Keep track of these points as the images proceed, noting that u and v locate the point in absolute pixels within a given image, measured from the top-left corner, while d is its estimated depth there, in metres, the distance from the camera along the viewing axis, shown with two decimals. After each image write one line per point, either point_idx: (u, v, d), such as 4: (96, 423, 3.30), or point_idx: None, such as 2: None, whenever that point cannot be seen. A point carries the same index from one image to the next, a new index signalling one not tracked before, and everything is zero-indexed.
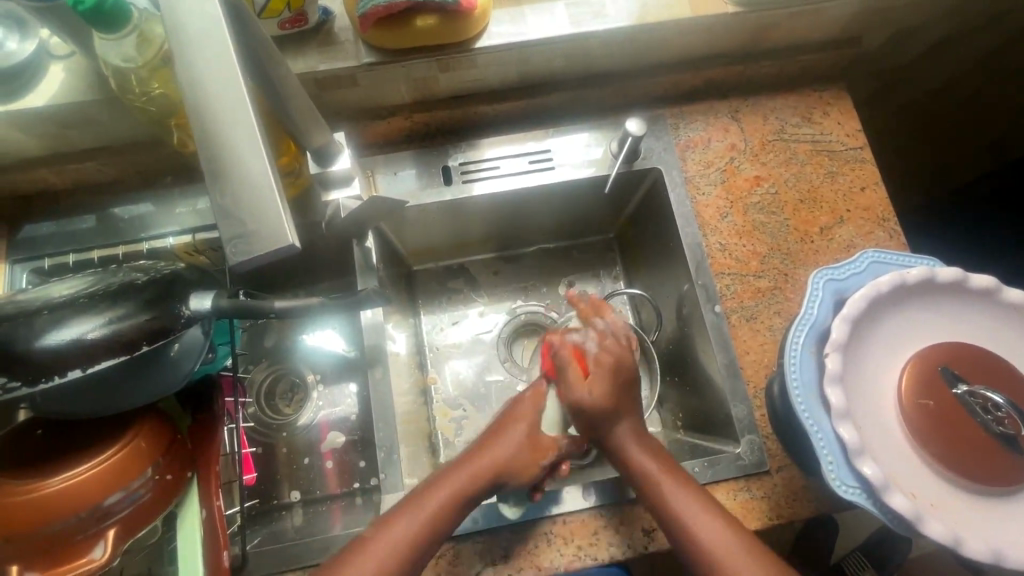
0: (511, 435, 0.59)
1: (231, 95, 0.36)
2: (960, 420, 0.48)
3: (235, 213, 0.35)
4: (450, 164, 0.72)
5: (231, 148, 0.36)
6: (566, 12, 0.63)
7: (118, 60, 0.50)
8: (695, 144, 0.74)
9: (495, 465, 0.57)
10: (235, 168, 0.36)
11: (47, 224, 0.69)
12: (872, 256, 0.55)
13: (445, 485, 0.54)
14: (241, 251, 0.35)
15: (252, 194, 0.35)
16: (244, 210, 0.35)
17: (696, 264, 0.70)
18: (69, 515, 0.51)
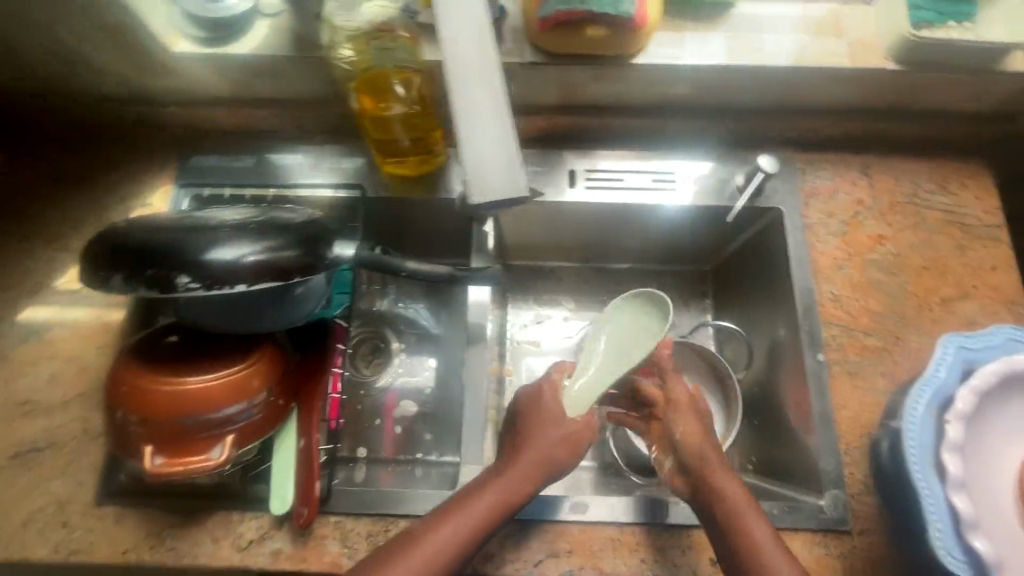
0: (548, 427, 0.60)
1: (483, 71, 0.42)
2: None
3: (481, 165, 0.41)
4: (576, 168, 0.75)
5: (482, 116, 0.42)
6: (725, 43, 0.65)
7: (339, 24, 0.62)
8: (822, 191, 0.74)
9: (538, 461, 0.58)
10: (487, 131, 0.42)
11: (211, 156, 0.76)
12: (1012, 332, 0.53)
13: (494, 485, 0.56)
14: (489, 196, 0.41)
15: (500, 154, 0.41)
16: (493, 164, 0.41)
17: (805, 308, 0.69)
18: (200, 413, 0.56)
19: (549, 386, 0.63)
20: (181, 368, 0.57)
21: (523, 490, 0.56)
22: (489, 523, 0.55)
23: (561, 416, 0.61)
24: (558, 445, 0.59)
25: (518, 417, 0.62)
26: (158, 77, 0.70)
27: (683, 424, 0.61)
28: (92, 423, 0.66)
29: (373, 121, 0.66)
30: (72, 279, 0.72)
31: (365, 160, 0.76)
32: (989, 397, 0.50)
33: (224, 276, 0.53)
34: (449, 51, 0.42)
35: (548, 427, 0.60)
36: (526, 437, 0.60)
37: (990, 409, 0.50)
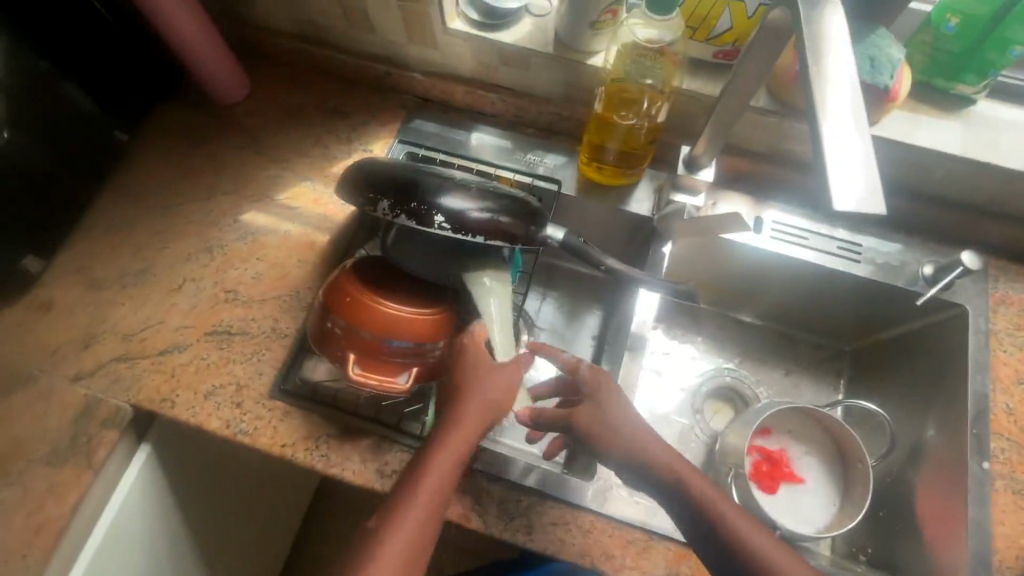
0: (478, 383, 0.59)
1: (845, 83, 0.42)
2: None
3: (843, 164, 0.39)
4: (763, 217, 0.77)
5: (845, 123, 0.41)
6: (961, 135, 0.67)
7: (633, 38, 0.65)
8: (1011, 301, 0.73)
9: (481, 419, 0.57)
10: (850, 137, 0.40)
11: (432, 124, 0.84)
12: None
13: (441, 444, 0.55)
14: (847, 199, 0.38)
15: (859, 163, 0.39)
16: (856, 166, 0.39)
17: (976, 411, 0.68)
18: (402, 341, 0.62)
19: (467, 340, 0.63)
20: (392, 296, 0.63)
21: (469, 438, 0.56)
22: (454, 471, 0.55)
23: (490, 369, 0.60)
24: (491, 396, 0.59)
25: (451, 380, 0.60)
26: (423, 46, 0.79)
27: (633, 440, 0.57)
28: (282, 324, 0.73)
29: (601, 124, 0.73)
30: (292, 196, 0.80)
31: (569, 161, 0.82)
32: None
33: (451, 221, 0.59)
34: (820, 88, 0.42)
35: (471, 382, 0.59)
36: (459, 399, 0.58)
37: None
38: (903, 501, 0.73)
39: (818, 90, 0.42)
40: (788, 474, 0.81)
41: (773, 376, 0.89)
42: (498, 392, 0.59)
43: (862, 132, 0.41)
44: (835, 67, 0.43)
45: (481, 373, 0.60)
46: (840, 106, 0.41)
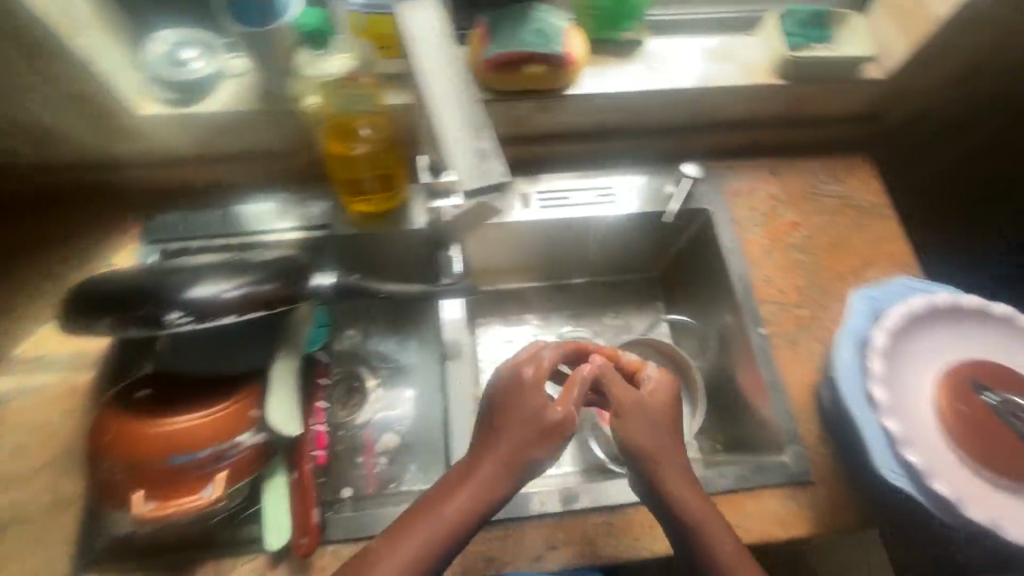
0: (518, 424, 0.53)
1: (453, 77, 0.54)
2: (992, 424, 0.55)
3: (468, 150, 0.53)
4: (527, 192, 0.82)
5: (461, 112, 0.54)
6: (642, 73, 0.76)
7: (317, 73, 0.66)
8: (740, 191, 0.84)
9: (512, 452, 0.52)
10: (467, 123, 0.54)
11: (176, 214, 0.78)
12: (906, 282, 0.64)
13: (448, 503, 0.51)
14: (481, 177, 0.52)
15: (481, 144, 0.54)
16: (479, 150, 0.53)
17: (742, 291, 0.79)
18: (192, 450, 0.57)
19: (534, 368, 0.57)
20: (173, 409, 0.60)
21: (493, 492, 0.52)
22: (463, 530, 0.51)
23: (531, 418, 0.54)
24: (529, 435, 0.53)
25: (492, 408, 0.56)
26: (125, 141, 0.72)
27: (686, 474, 0.56)
28: (64, 490, 0.63)
29: (339, 161, 0.72)
30: (34, 347, 0.70)
31: (333, 202, 0.80)
32: (900, 330, 0.60)
33: (207, 311, 0.56)
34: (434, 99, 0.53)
35: (513, 421, 0.54)
36: (500, 427, 0.54)
37: (908, 345, 0.59)
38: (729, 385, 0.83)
39: (436, 90, 0.54)
40: None
41: (603, 321, 1.00)
42: (540, 435, 0.53)
43: (477, 117, 0.55)
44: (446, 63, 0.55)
45: (526, 415, 0.54)
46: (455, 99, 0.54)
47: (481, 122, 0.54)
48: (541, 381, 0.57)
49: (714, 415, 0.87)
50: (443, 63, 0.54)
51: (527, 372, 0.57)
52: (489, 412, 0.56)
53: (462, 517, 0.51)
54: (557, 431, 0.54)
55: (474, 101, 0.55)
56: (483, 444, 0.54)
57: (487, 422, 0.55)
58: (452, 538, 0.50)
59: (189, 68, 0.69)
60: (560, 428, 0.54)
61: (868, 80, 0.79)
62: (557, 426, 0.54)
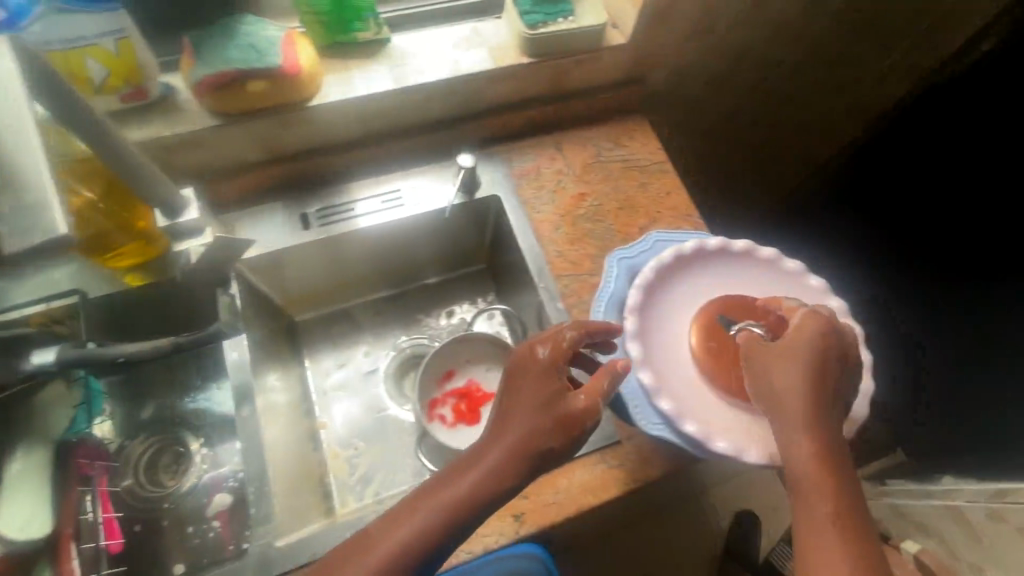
0: (533, 406, 0.50)
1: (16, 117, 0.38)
2: (733, 355, 0.57)
3: (15, 214, 0.36)
4: (308, 212, 0.79)
5: (20, 166, 0.37)
6: (389, 72, 0.74)
7: None
8: (527, 172, 0.86)
9: (528, 438, 0.49)
10: (21, 182, 0.37)
11: None
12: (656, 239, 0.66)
13: (457, 490, 0.48)
14: (17, 242, 0.35)
15: (26, 207, 0.36)
16: (23, 214, 0.36)
17: (537, 270, 0.80)
18: None
19: (548, 346, 0.54)
20: None
21: (505, 481, 0.48)
22: (453, 527, 0.47)
23: (546, 405, 0.50)
24: (547, 420, 0.50)
25: (507, 389, 0.53)
26: None
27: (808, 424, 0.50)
28: None
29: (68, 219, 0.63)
30: None
31: (80, 263, 0.72)
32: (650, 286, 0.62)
33: None
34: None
35: (530, 401, 0.51)
36: (512, 405, 0.51)
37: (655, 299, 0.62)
38: None
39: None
40: (483, 398, 0.88)
41: (437, 322, 0.99)
42: (557, 420, 0.50)
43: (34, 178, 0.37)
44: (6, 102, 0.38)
45: (541, 396, 0.51)
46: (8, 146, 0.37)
47: (40, 180, 0.37)
48: (554, 363, 0.53)
49: None
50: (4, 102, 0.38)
51: (542, 353, 0.54)
52: (506, 396, 0.52)
53: (466, 507, 0.48)
54: (563, 421, 0.50)
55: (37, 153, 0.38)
56: (501, 425, 0.51)
57: (506, 400, 0.52)
58: (448, 531, 0.47)
59: None
60: (580, 419, 0.51)
61: (615, 46, 0.82)
62: (558, 405, 0.51)
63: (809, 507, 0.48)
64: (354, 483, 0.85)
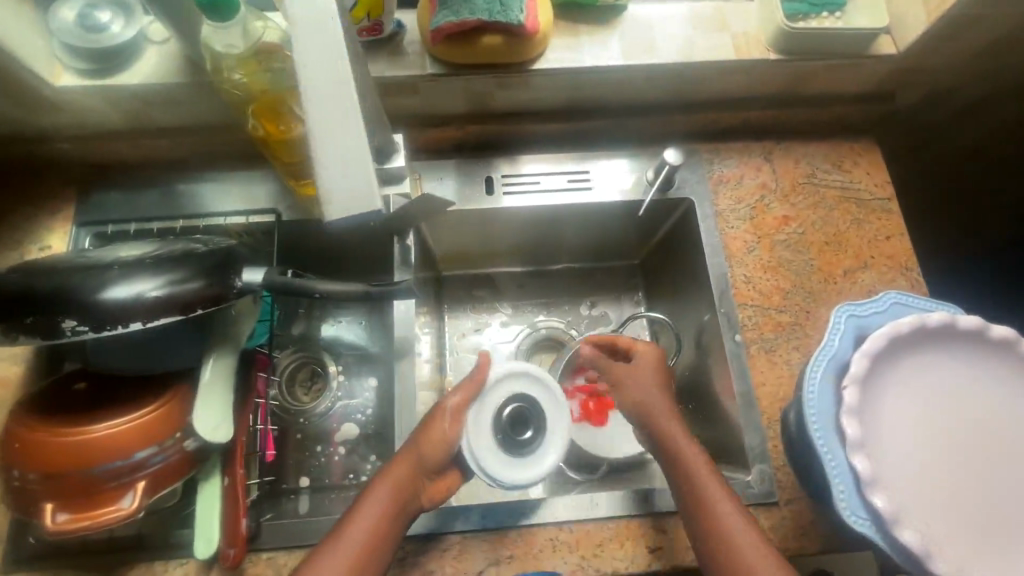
0: (432, 438, 0.58)
1: (341, 77, 0.40)
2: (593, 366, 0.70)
3: (335, 176, 0.41)
4: (493, 176, 0.76)
5: (345, 137, 0.41)
6: (619, 46, 0.68)
7: (219, 47, 0.55)
8: (728, 179, 0.78)
9: (410, 466, 0.56)
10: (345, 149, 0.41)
11: (113, 192, 0.73)
12: (505, 373, 0.62)
13: (366, 503, 0.54)
14: (341, 209, 0.41)
15: (340, 173, 0.41)
16: (342, 180, 0.41)
17: (719, 292, 0.73)
18: (112, 460, 0.54)
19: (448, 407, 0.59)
20: (96, 415, 0.56)
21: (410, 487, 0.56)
22: (382, 530, 0.53)
23: (428, 432, 0.58)
24: (432, 457, 0.57)
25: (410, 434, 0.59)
26: (41, 114, 0.65)
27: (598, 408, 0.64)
28: None
29: (278, 144, 0.64)
30: None
31: (278, 183, 0.74)
32: (521, 407, 0.61)
33: (129, 312, 0.51)
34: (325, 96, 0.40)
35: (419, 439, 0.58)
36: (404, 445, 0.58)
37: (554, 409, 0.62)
38: (704, 387, 0.77)
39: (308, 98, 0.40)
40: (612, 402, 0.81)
41: (579, 310, 0.95)
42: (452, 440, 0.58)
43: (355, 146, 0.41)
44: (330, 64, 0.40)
45: (440, 433, 0.58)
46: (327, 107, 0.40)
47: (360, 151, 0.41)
48: (458, 415, 0.58)
49: (687, 418, 0.81)
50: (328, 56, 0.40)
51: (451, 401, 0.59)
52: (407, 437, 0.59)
53: (385, 514, 0.54)
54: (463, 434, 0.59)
55: (357, 121, 0.41)
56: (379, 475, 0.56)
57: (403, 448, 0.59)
58: (387, 531, 0.54)
59: (108, 33, 0.62)
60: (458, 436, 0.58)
61: (879, 57, 0.70)
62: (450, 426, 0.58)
63: (713, 500, 0.54)
64: None
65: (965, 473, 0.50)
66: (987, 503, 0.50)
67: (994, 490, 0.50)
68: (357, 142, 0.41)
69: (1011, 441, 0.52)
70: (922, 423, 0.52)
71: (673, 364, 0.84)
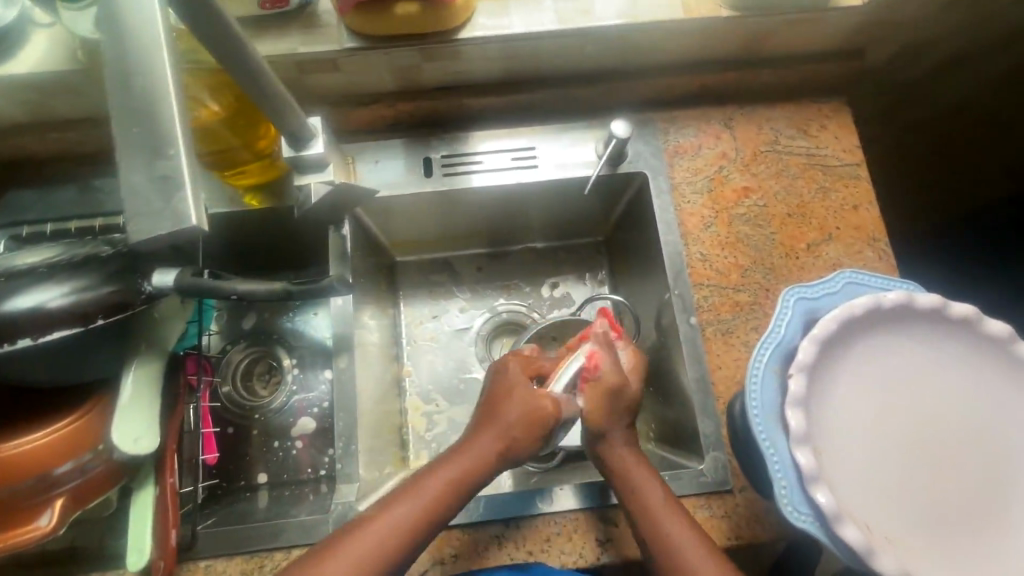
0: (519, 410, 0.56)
1: (156, 74, 0.33)
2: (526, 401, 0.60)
3: (143, 190, 0.32)
4: (433, 156, 0.72)
5: (159, 143, 0.32)
6: (555, 9, 0.63)
7: (85, 31, 0.51)
8: (685, 150, 0.72)
9: (499, 441, 0.56)
10: (157, 159, 0.32)
11: (29, 192, 0.69)
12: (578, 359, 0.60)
13: (442, 469, 0.54)
14: (147, 228, 0.32)
15: (149, 188, 0.32)
16: (150, 197, 0.32)
17: (675, 272, 0.69)
18: (20, 481, 0.51)
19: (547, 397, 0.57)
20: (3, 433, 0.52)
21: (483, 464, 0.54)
22: (449, 504, 0.53)
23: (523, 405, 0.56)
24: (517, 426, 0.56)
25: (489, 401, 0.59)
26: None
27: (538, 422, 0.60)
28: None
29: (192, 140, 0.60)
30: None
31: None
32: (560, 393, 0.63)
33: (22, 326, 0.48)
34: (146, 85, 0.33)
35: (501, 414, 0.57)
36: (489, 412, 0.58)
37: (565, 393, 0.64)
38: (663, 370, 0.74)
39: (118, 103, 0.33)
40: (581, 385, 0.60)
41: (541, 291, 0.90)
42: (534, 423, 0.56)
43: (170, 155, 0.32)
44: (141, 60, 0.33)
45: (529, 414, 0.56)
46: (141, 114, 0.33)
47: (177, 162, 0.32)
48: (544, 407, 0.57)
49: (649, 401, 0.78)
50: (138, 49, 0.33)
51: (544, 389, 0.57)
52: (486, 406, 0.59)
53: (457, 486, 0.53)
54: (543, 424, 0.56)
55: (174, 123, 0.32)
56: (472, 434, 0.56)
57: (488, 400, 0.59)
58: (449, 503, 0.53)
59: None
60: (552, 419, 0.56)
61: (842, 9, 0.64)
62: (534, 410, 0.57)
63: (646, 498, 0.55)
64: (431, 439, 0.81)
65: (918, 461, 0.48)
66: (938, 493, 0.47)
67: (946, 479, 0.48)
68: (174, 150, 0.32)
69: (970, 425, 0.49)
70: (875, 408, 0.49)
71: (635, 346, 0.81)
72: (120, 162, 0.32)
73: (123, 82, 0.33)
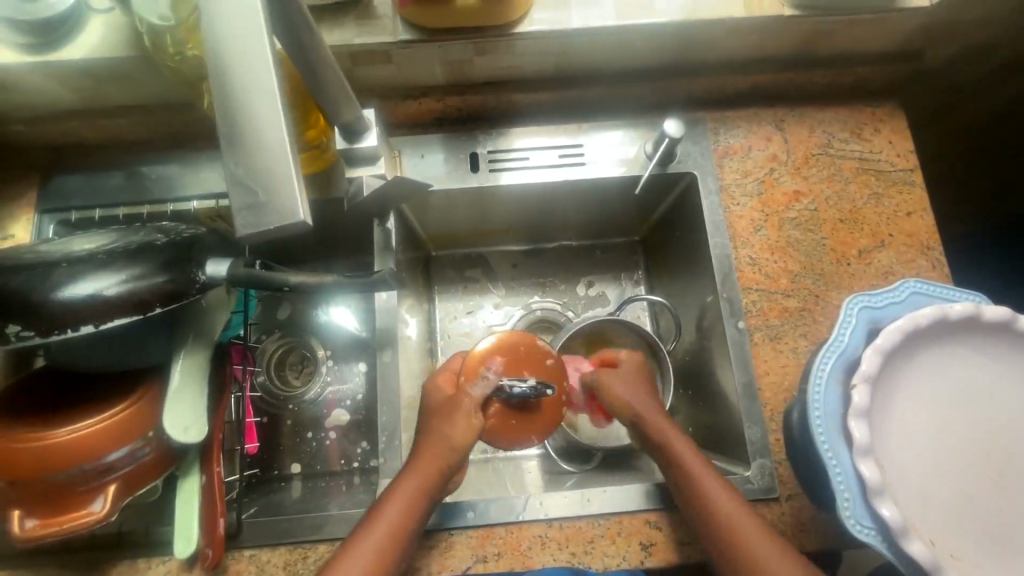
0: (441, 420, 0.55)
1: (257, 66, 0.33)
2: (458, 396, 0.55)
3: (248, 182, 0.32)
4: (478, 152, 0.72)
5: (262, 138, 0.32)
6: (612, 5, 0.62)
7: (154, 18, 0.51)
8: (734, 151, 0.71)
9: (432, 465, 0.53)
10: (259, 153, 0.32)
11: (76, 177, 0.69)
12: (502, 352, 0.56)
13: (395, 496, 0.52)
14: (249, 222, 0.32)
15: (251, 181, 0.32)
16: (252, 190, 0.32)
17: (722, 274, 0.68)
18: (74, 467, 0.51)
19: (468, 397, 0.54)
20: (57, 419, 0.53)
21: (431, 487, 0.53)
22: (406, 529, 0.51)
23: (441, 417, 0.55)
24: (456, 435, 0.53)
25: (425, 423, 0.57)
26: None
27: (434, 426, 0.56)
28: None
29: None
30: None
31: None
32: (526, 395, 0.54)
33: (83, 313, 0.48)
34: (248, 76, 0.33)
35: (436, 424, 0.55)
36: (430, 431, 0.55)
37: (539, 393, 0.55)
38: (702, 374, 0.74)
39: (217, 97, 0.33)
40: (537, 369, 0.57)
41: (575, 290, 0.89)
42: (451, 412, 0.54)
43: (271, 148, 0.32)
44: (236, 52, 0.33)
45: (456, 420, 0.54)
46: (239, 109, 0.33)
47: (277, 154, 0.32)
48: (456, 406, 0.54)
49: (688, 405, 0.77)
50: (239, 38, 0.33)
51: (472, 394, 0.54)
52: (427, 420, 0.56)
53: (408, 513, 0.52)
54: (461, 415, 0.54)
55: (274, 117, 0.32)
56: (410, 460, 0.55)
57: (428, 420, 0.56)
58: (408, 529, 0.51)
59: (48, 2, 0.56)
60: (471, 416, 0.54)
61: (908, 10, 0.62)
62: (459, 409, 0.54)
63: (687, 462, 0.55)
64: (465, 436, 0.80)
65: (983, 476, 0.47)
66: (1005, 509, 0.46)
67: (1012, 495, 0.46)
68: (273, 143, 0.32)
69: None
70: (937, 422, 0.48)
71: (673, 348, 0.80)
72: (222, 154, 0.33)
73: (224, 71, 0.33)
